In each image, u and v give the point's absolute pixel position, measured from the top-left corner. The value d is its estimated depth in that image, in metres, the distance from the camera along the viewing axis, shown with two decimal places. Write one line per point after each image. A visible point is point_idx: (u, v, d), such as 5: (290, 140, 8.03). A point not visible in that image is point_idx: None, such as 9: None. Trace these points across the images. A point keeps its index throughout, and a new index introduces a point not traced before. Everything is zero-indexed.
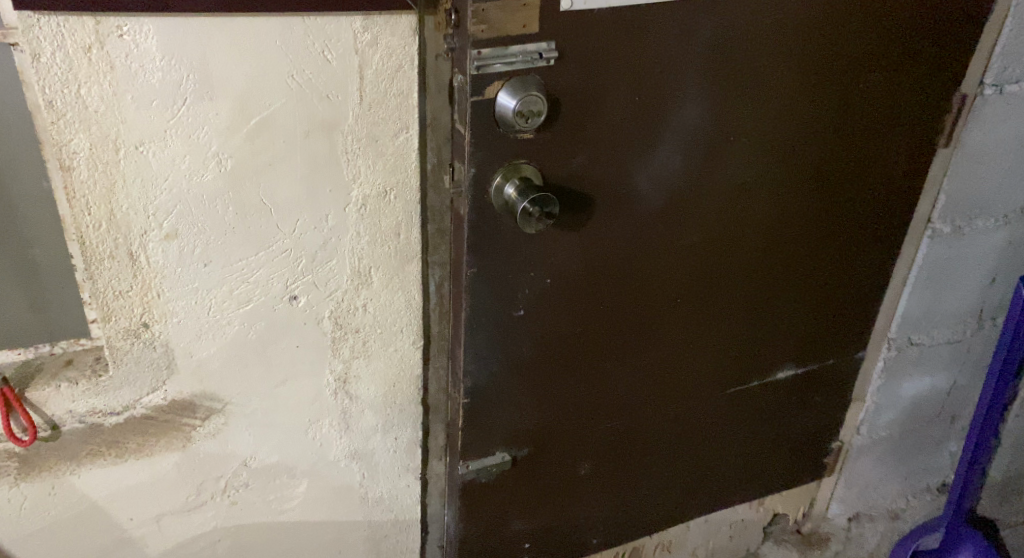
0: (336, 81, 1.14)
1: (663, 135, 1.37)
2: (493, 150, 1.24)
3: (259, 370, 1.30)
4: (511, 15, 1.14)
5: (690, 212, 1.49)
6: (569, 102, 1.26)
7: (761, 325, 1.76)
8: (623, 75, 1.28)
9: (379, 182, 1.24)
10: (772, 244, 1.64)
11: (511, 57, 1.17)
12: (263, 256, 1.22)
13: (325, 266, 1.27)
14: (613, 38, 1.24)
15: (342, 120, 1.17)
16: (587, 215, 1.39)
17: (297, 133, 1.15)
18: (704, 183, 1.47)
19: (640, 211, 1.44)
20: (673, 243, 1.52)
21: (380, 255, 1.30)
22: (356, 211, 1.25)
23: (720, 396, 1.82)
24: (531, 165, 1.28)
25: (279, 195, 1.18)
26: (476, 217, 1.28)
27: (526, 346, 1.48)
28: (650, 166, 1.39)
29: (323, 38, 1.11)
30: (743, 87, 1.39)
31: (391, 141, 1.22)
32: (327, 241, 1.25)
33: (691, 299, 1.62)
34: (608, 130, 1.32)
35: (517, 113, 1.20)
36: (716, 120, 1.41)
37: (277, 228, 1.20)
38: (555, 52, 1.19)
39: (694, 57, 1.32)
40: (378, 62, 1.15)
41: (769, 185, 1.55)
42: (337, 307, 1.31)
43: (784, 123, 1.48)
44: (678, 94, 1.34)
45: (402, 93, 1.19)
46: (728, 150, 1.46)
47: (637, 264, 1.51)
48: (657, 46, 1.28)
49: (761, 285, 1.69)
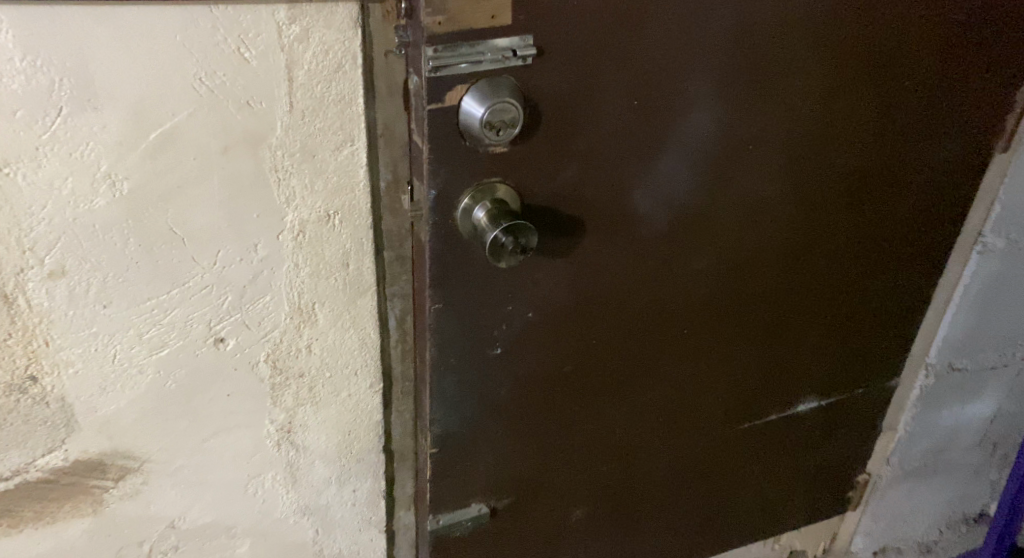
0: (258, 84, 0.92)
1: (668, 144, 1.14)
2: (459, 166, 1.02)
3: (183, 423, 1.10)
4: (475, 2, 0.92)
5: (697, 230, 1.27)
6: (553, 107, 1.03)
7: (782, 354, 1.53)
8: (620, 75, 1.05)
9: (319, 205, 1.02)
10: (795, 263, 1.41)
11: (478, 56, 0.94)
12: (177, 295, 1.01)
13: (257, 303, 1.06)
14: (607, 30, 1.01)
15: (269, 132, 0.95)
16: (577, 236, 1.17)
17: (212, 150, 0.93)
18: (718, 196, 1.24)
19: (639, 231, 1.22)
20: (679, 265, 1.29)
21: (325, 289, 1.09)
22: (292, 239, 1.03)
23: (735, 433, 1.59)
24: (506, 184, 1.06)
25: (193, 223, 0.97)
26: (439, 243, 1.08)
27: (506, 388, 1.26)
28: (651, 180, 1.17)
29: (237, 32, 0.89)
30: (767, 85, 1.16)
31: (332, 156, 1.00)
32: (258, 274, 1.04)
33: (702, 326, 1.39)
34: (601, 139, 1.09)
35: (485, 125, 0.98)
36: (731, 125, 1.17)
37: (194, 262, 0.99)
38: (532, 50, 0.97)
39: (707, 52, 1.09)
40: (311, 61, 0.93)
41: (794, 197, 1.31)
42: (275, 348, 1.11)
43: (815, 127, 1.25)
44: (689, 94, 1.11)
45: (344, 99, 0.97)
46: (745, 160, 1.22)
47: (637, 290, 1.28)
48: (662, 38, 1.05)
49: (782, 309, 1.46)
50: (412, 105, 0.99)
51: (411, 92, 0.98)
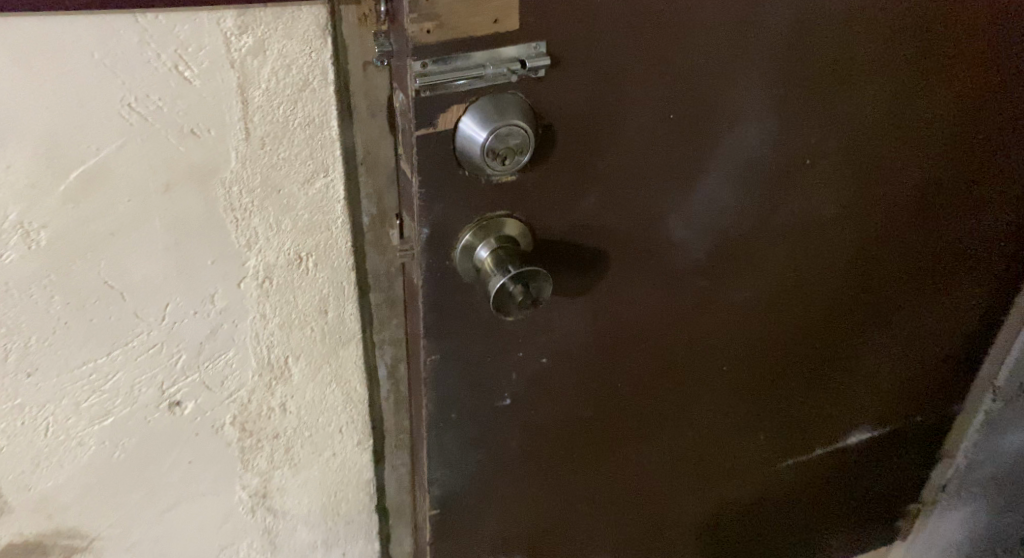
0: (205, 109, 0.74)
1: (709, 165, 0.95)
2: (457, 200, 0.84)
3: (137, 496, 0.94)
4: (473, 5, 0.73)
5: (740, 257, 1.08)
6: (570, 127, 0.84)
7: (830, 386, 1.34)
8: (652, 86, 0.86)
9: (289, 248, 0.85)
10: (850, 287, 1.22)
11: (480, 71, 0.75)
12: (119, 357, 0.84)
13: (219, 360, 0.89)
14: (638, 35, 0.82)
15: (222, 165, 0.77)
16: (597, 273, 0.98)
17: (150, 189, 0.76)
18: (767, 218, 1.05)
19: (673, 264, 1.03)
20: (718, 297, 1.11)
21: (300, 340, 0.92)
22: (256, 288, 0.86)
23: (775, 472, 1.41)
24: (515, 218, 0.88)
25: (134, 274, 0.80)
26: (435, 289, 0.90)
27: (517, 442, 1.09)
28: (689, 206, 0.98)
29: (173, 46, 0.70)
30: (829, 91, 0.97)
31: (302, 190, 0.82)
32: (218, 328, 0.87)
33: (741, 361, 1.21)
34: (628, 163, 0.90)
35: (488, 153, 0.80)
36: (784, 139, 0.98)
37: (137, 319, 0.82)
38: (545, 60, 0.78)
39: (758, 57, 0.90)
40: (270, 79, 0.75)
41: (854, 214, 1.12)
42: (242, 410, 0.94)
43: (882, 134, 1.05)
44: (735, 107, 0.92)
45: (314, 122, 0.78)
46: (798, 177, 1.03)
47: (669, 328, 1.10)
48: (704, 42, 0.85)
49: (834, 338, 1.27)
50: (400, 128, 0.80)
51: (398, 112, 0.79)
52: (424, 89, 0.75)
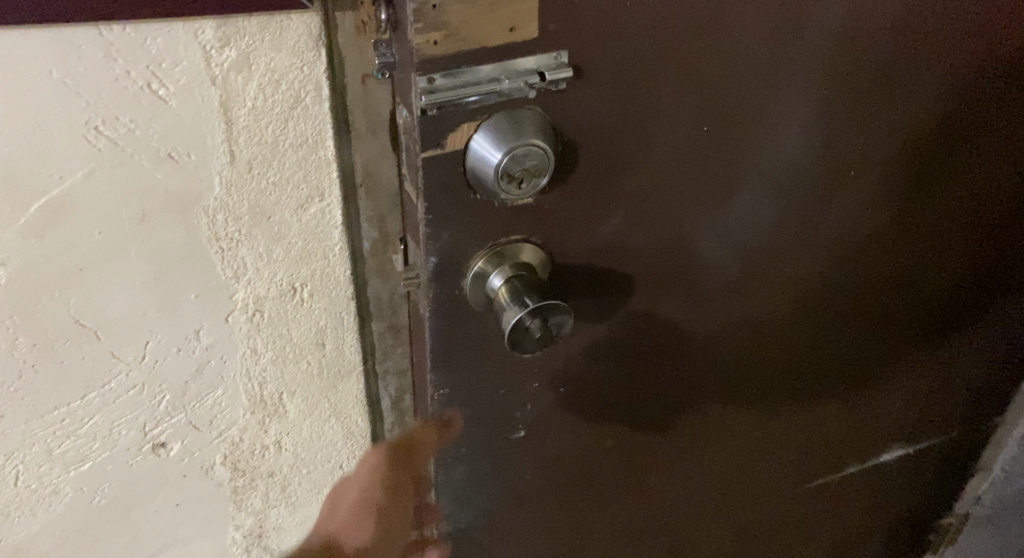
0: (183, 130, 0.65)
1: (744, 178, 0.86)
2: (468, 226, 0.76)
3: (121, 541, 0.87)
4: (486, 11, 0.64)
5: (774, 274, 0.99)
6: (594, 144, 0.75)
7: (862, 404, 1.25)
8: (685, 96, 0.77)
9: (281, 279, 0.77)
10: (887, 303, 1.12)
11: (495, 86, 0.66)
12: (94, 400, 0.76)
13: (206, 398, 0.81)
14: (669, 41, 0.72)
15: (204, 191, 0.69)
16: (620, 298, 0.90)
17: (124, 219, 0.67)
18: (802, 233, 0.96)
19: (703, 284, 0.94)
20: (747, 317, 1.02)
21: (295, 375, 0.84)
22: (246, 322, 0.78)
23: (803, 493, 1.32)
24: (530, 244, 0.79)
25: (108, 313, 0.71)
26: (442, 321, 0.81)
27: (531, 473, 1.01)
28: (720, 222, 0.89)
29: (145, 62, 0.62)
30: (876, 95, 0.87)
31: (295, 216, 0.73)
32: (204, 365, 0.79)
33: (769, 381, 1.12)
34: (654, 179, 0.81)
35: (502, 176, 0.71)
36: (825, 148, 0.89)
37: (114, 359, 0.74)
38: (568, 72, 0.68)
39: (800, 61, 0.80)
40: (257, 96, 0.66)
41: (896, 225, 1.02)
42: (233, 449, 0.86)
43: (927, 140, 0.95)
44: (772, 116, 0.83)
45: (307, 143, 0.70)
46: (837, 188, 0.94)
47: (695, 352, 1.01)
48: (742, 47, 0.76)
49: (869, 356, 1.18)
50: (404, 146, 0.72)
51: (401, 129, 0.70)
52: (431, 107, 0.66)
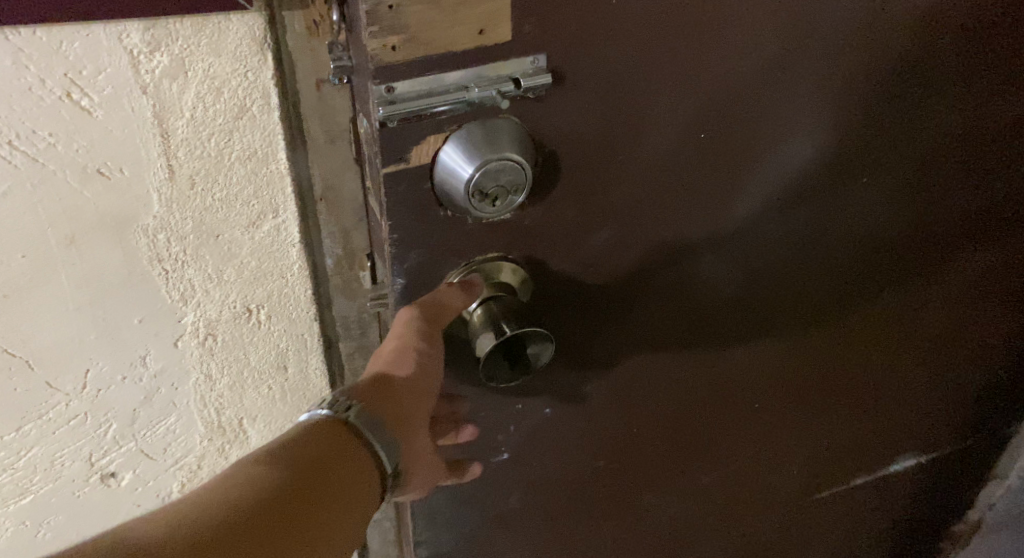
0: (113, 145, 0.58)
1: (748, 189, 0.75)
2: (439, 247, 0.66)
3: None
4: (451, 13, 0.56)
5: (778, 288, 0.85)
6: (582, 155, 0.66)
7: (882, 436, 1.11)
8: (682, 101, 0.67)
9: (235, 301, 0.70)
10: (906, 328, 0.97)
11: (462, 94, 0.59)
12: (32, 432, 0.70)
13: (157, 426, 0.75)
14: (662, 40, 0.64)
15: (141, 210, 0.62)
16: (620, 325, 0.80)
17: (50, 241, 0.61)
18: (805, 249, 0.83)
19: (708, 305, 0.83)
20: (750, 343, 0.90)
21: (255, 400, 0.77)
22: (198, 346, 0.71)
23: (827, 530, 1.21)
24: (515, 260, 0.70)
25: (39, 341, 0.65)
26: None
27: (519, 506, 0.91)
28: (721, 237, 0.78)
29: (62, 70, 0.55)
30: (895, 86, 0.75)
31: (246, 235, 0.66)
32: (154, 393, 0.72)
33: (773, 407, 0.99)
34: (649, 194, 0.71)
35: (474, 194, 0.62)
36: (831, 144, 0.76)
37: (51, 390, 0.68)
38: (548, 77, 0.60)
39: (812, 64, 0.70)
40: (196, 106, 0.59)
41: (920, 228, 0.87)
42: (191, 478, 0.80)
43: (948, 143, 0.81)
44: (775, 120, 0.72)
45: (256, 156, 0.63)
46: (848, 188, 0.80)
47: (698, 378, 0.91)
48: (744, 43, 0.67)
49: (890, 377, 1.03)
50: (366, 158, 0.64)
51: (364, 140, 0.63)
52: (391, 118, 0.58)
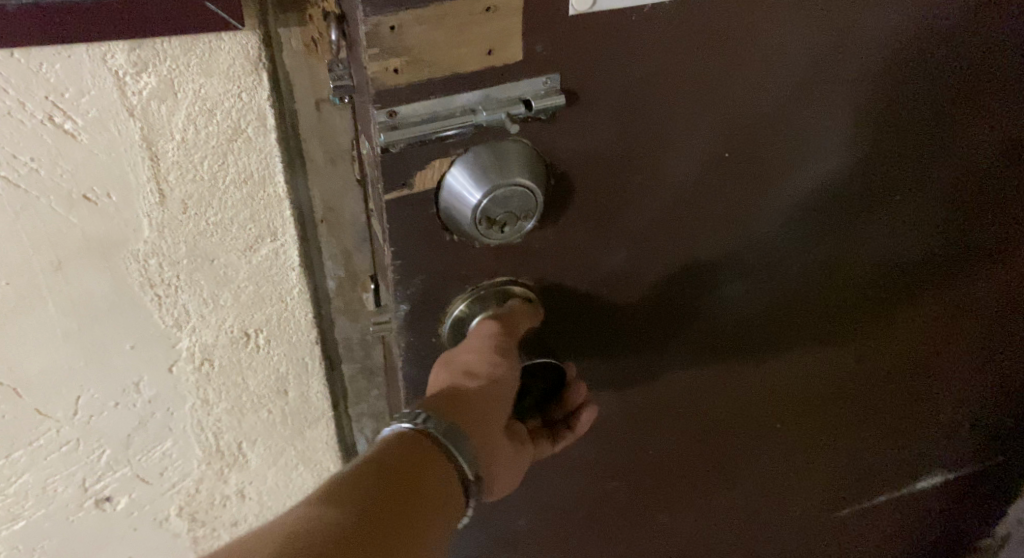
0: (97, 168, 0.55)
1: (786, 221, 0.69)
2: (446, 276, 0.60)
3: None
4: (456, 34, 0.52)
5: (812, 323, 0.78)
6: (603, 179, 0.60)
7: (918, 468, 1.02)
8: (714, 128, 0.61)
9: (230, 325, 0.66)
10: (946, 362, 0.89)
11: (469, 118, 0.53)
12: (22, 458, 0.67)
13: (151, 453, 0.72)
14: (690, 54, 0.57)
15: (129, 234, 0.59)
16: (639, 358, 0.73)
17: (33, 266, 0.58)
18: (841, 282, 0.76)
19: (741, 342, 0.77)
20: (780, 381, 0.83)
21: (253, 423, 0.74)
22: (192, 371, 0.68)
23: None
24: (527, 288, 0.62)
25: (24, 367, 0.62)
26: (416, 379, 0.64)
27: (538, 549, 0.85)
28: (756, 273, 0.71)
29: (42, 93, 0.52)
30: (942, 107, 0.67)
31: (241, 259, 0.63)
32: (148, 419, 0.69)
33: (807, 448, 0.91)
34: (675, 219, 0.64)
35: (482, 220, 0.56)
36: (871, 172, 0.69)
37: (40, 417, 0.65)
38: (561, 96, 0.55)
39: (858, 90, 0.64)
40: (187, 128, 0.55)
41: (965, 257, 0.79)
42: (190, 500, 0.77)
43: (999, 167, 0.73)
44: (808, 137, 0.65)
45: (253, 179, 0.59)
46: (889, 218, 0.73)
47: (730, 417, 0.84)
48: (781, 56, 0.60)
49: (932, 414, 0.95)
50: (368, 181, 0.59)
51: (366, 162, 0.57)
52: (394, 144, 0.53)
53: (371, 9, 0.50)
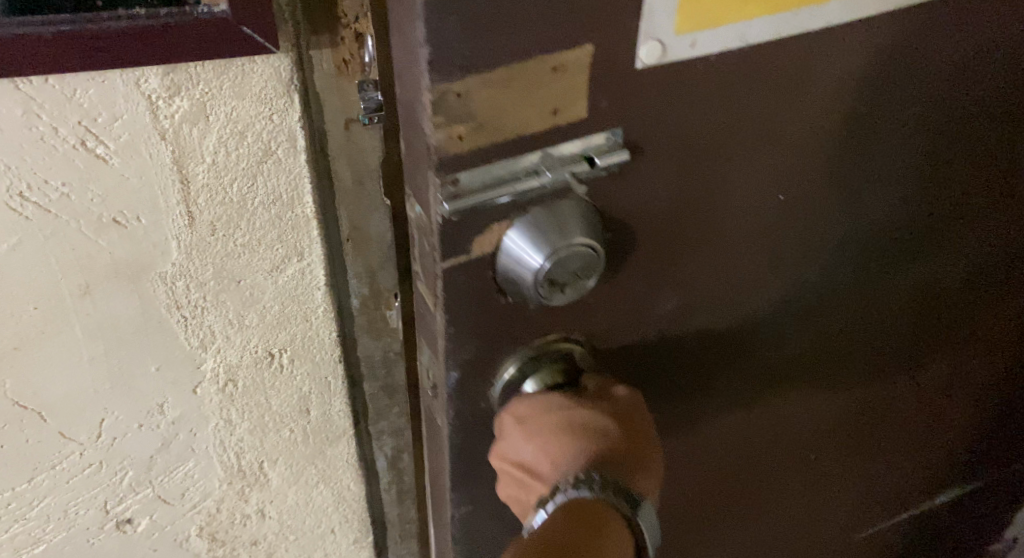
0: (128, 192, 0.55)
1: (831, 249, 0.67)
2: (497, 338, 0.57)
3: None
4: (521, 96, 0.49)
5: (850, 350, 0.77)
6: (657, 231, 0.58)
7: (936, 482, 1.01)
8: (770, 162, 0.59)
9: (254, 345, 0.66)
10: (969, 377, 0.89)
11: (534, 180, 0.51)
12: (45, 482, 0.67)
13: (173, 474, 0.71)
14: (754, 98, 0.55)
15: (157, 257, 0.58)
16: (679, 401, 0.72)
17: (60, 290, 0.57)
18: (879, 308, 0.75)
19: (780, 372, 0.75)
20: (815, 407, 0.81)
21: (275, 443, 0.74)
22: (215, 392, 0.67)
23: None
24: (578, 344, 0.61)
25: (49, 391, 0.62)
26: (461, 429, 0.62)
27: None
28: (800, 302, 0.70)
29: (76, 118, 0.51)
30: (981, 129, 0.66)
31: (267, 280, 0.62)
32: (171, 440, 0.69)
33: (835, 470, 0.90)
34: (725, 258, 0.63)
35: (543, 283, 0.53)
36: (914, 198, 0.68)
37: (64, 440, 0.65)
38: (624, 151, 0.53)
39: (907, 117, 0.62)
40: (217, 150, 0.55)
41: (992, 275, 0.79)
42: (210, 520, 0.76)
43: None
44: (858, 168, 0.63)
45: (281, 200, 0.59)
46: (926, 241, 0.72)
47: (766, 445, 0.82)
48: (837, 88, 0.58)
49: (953, 428, 0.95)
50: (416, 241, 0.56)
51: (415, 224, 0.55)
52: (458, 212, 0.50)
53: (437, 75, 0.46)
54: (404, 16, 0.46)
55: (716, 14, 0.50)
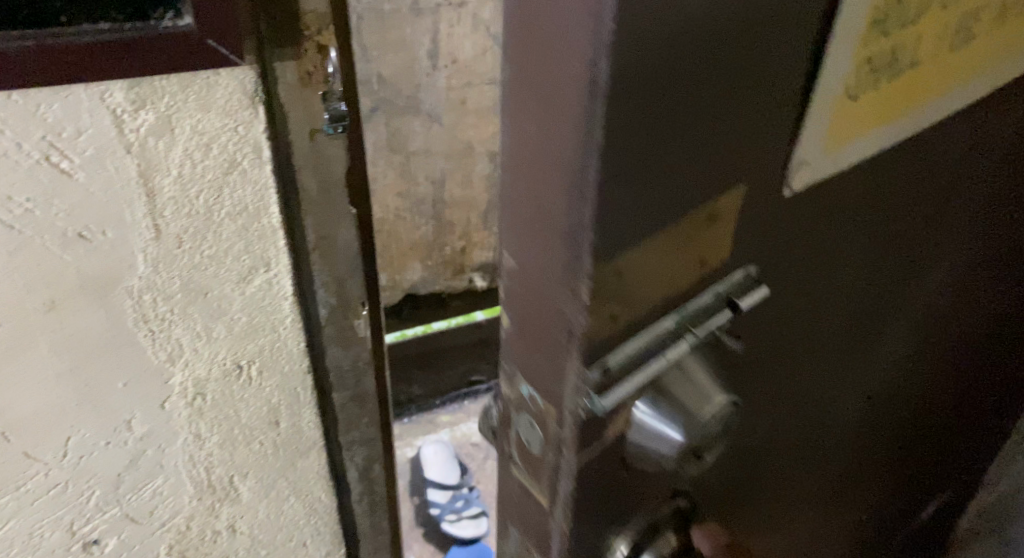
0: (94, 206, 0.55)
1: (877, 325, 0.63)
2: (611, 514, 0.51)
3: None
4: (678, 252, 0.43)
5: (878, 414, 0.74)
6: (754, 361, 0.54)
7: (920, 505, 1.02)
8: (844, 255, 0.54)
9: (222, 357, 0.66)
10: (956, 412, 0.89)
11: (681, 342, 0.46)
12: (9, 504, 0.65)
13: (142, 491, 0.70)
14: (849, 218, 0.52)
15: (123, 270, 0.58)
16: (753, 528, 0.67)
17: (25, 304, 0.57)
18: (904, 371, 0.72)
19: (826, 454, 0.71)
20: (846, 478, 0.77)
21: (245, 457, 0.73)
22: (184, 407, 0.67)
23: None
24: (682, 497, 0.55)
25: (15, 408, 0.61)
26: None
27: None
28: (843, 381, 0.66)
29: (40, 132, 0.52)
30: (1004, 187, 0.65)
31: (236, 292, 0.63)
32: (139, 458, 0.68)
33: (851, 530, 0.87)
34: (803, 376, 0.60)
35: (686, 449, 0.48)
36: (946, 264, 0.65)
37: (29, 460, 0.64)
38: (755, 290, 0.49)
39: (955, 191, 0.59)
40: (183, 162, 0.56)
41: (989, 318, 0.79)
42: (180, 538, 0.75)
43: None
44: (913, 246, 0.60)
45: (247, 212, 0.59)
46: (948, 300, 0.70)
47: (808, 528, 0.77)
48: (909, 173, 0.54)
49: (937, 459, 0.95)
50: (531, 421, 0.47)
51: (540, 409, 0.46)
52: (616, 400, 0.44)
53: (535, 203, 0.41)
54: (546, 189, 0.40)
55: (861, 130, 0.47)
